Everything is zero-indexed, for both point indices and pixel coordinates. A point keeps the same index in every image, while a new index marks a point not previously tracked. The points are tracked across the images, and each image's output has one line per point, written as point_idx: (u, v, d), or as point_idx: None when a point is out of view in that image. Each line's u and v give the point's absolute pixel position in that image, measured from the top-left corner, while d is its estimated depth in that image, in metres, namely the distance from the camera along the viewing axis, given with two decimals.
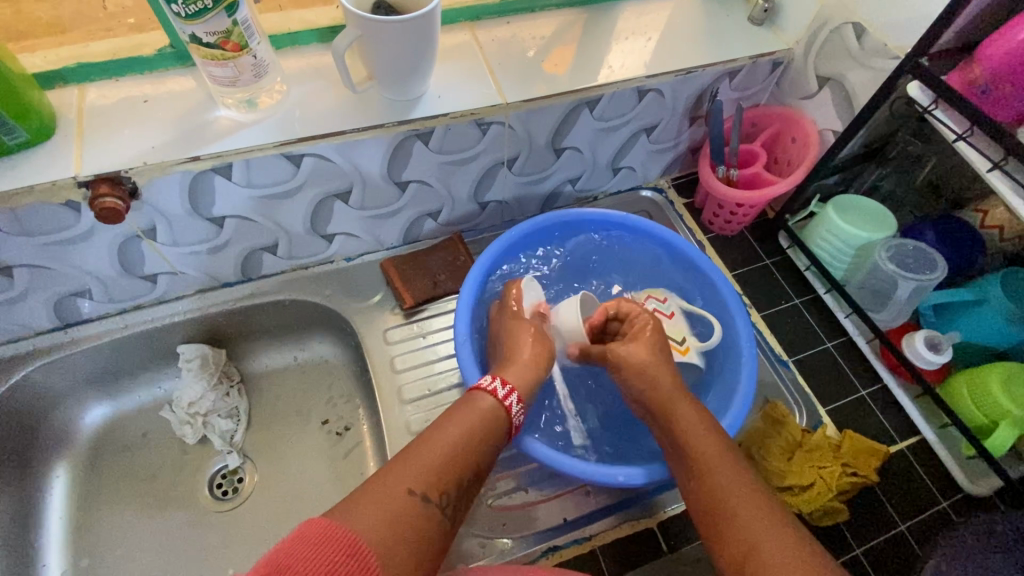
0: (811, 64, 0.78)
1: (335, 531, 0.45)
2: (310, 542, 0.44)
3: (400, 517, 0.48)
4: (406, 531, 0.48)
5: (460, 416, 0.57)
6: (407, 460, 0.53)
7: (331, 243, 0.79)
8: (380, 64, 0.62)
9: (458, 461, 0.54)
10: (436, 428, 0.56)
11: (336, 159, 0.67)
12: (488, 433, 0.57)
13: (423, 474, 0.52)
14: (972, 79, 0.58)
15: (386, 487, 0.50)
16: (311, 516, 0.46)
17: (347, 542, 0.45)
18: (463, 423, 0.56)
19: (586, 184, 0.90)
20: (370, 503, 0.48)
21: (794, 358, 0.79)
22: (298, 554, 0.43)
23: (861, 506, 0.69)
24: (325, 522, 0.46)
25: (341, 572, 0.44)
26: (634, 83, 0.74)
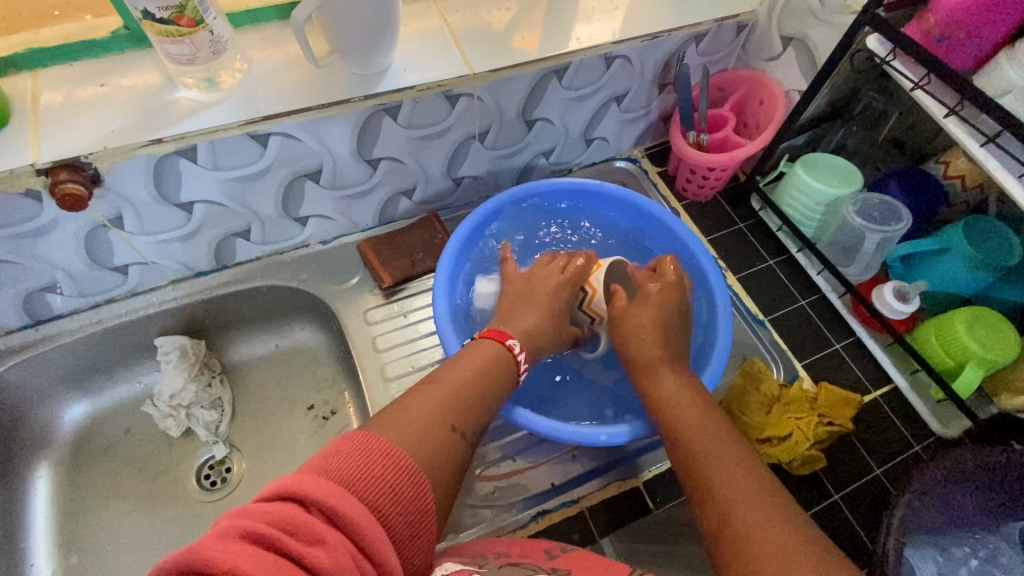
0: (775, 25, 0.79)
1: (388, 449, 0.47)
2: (363, 453, 0.45)
3: (441, 446, 0.51)
4: (450, 460, 0.51)
5: (485, 361, 0.60)
6: (448, 396, 0.55)
7: (305, 226, 0.79)
8: (342, 37, 0.61)
9: (486, 402, 0.57)
10: (472, 370, 0.58)
11: (304, 138, 0.66)
12: (507, 381, 0.61)
13: (459, 412, 0.54)
14: (928, 29, 0.59)
15: (430, 416, 0.52)
16: (360, 431, 0.47)
17: (400, 459, 0.47)
18: (490, 367, 0.60)
19: (560, 156, 0.90)
20: (418, 430, 0.50)
21: (770, 317, 0.81)
22: (356, 463, 0.44)
23: (838, 454, 0.71)
24: (378, 439, 0.47)
25: (404, 490, 0.45)
26: (602, 50, 0.74)
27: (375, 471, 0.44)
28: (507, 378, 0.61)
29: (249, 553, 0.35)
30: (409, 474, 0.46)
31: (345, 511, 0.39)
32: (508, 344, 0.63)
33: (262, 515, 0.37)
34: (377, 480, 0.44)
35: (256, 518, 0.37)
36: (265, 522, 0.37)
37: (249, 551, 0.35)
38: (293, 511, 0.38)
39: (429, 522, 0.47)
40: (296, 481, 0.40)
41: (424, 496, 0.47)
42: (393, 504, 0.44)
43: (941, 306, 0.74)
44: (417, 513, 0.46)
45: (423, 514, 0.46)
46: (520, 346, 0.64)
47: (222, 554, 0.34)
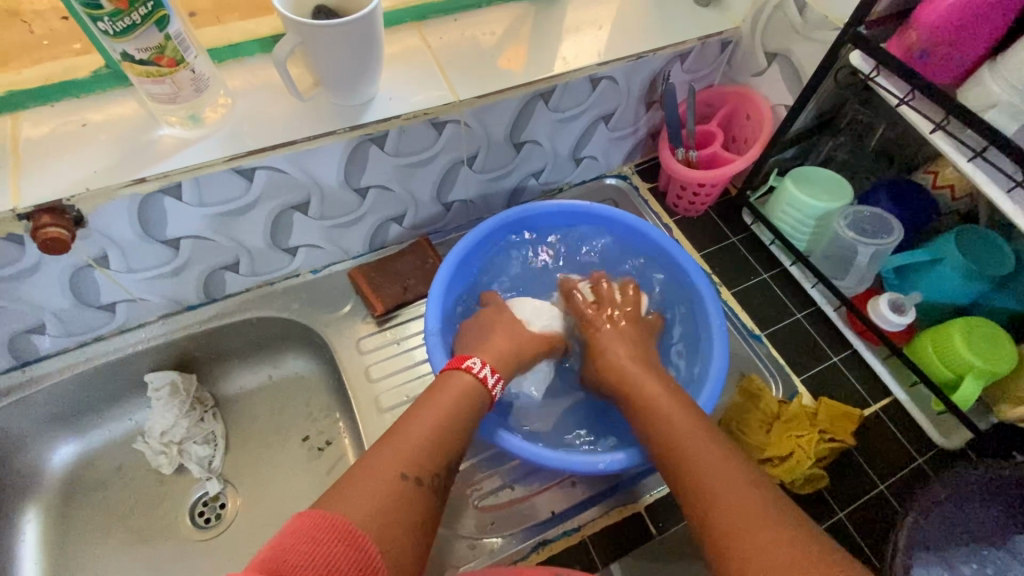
0: (758, 42, 0.79)
1: (339, 526, 0.43)
2: (314, 538, 0.41)
3: (389, 498, 0.46)
4: (407, 509, 0.46)
5: (440, 395, 0.56)
6: (398, 442, 0.51)
7: (294, 256, 0.78)
8: (325, 70, 0.61)
9: (441, 440, 0.52)
10: (425, 407, 0.54)
11: (290, 170, 0.65)
12: (473, 411, 0.56)
13: (415, 456, 0.50)
14: (910, 45, 0.59)
15: (375, 471, 0.48)
16: (309, 510, 0.44)
17: (353, 536, 0.43)
18: (445, 402, 0.55)
19: (550, 176, 0.90)
20: (362, 490, 0.46)
21: (766, 332, 0.81)
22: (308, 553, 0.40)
23: (841, 472, 0.70)
24: (315, 516, 0.43)
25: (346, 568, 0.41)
26: (587, 72, 0.74)
27: (330, 558, 0.40)
28: (468, 409, 0.56)
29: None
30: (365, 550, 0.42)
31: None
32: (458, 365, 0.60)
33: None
34: (334, 566, 0.40)
35: None
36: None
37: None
38: None
39: None
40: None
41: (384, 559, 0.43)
42: None
43: (936, 317, 0.74)
44: None
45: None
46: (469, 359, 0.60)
47: None
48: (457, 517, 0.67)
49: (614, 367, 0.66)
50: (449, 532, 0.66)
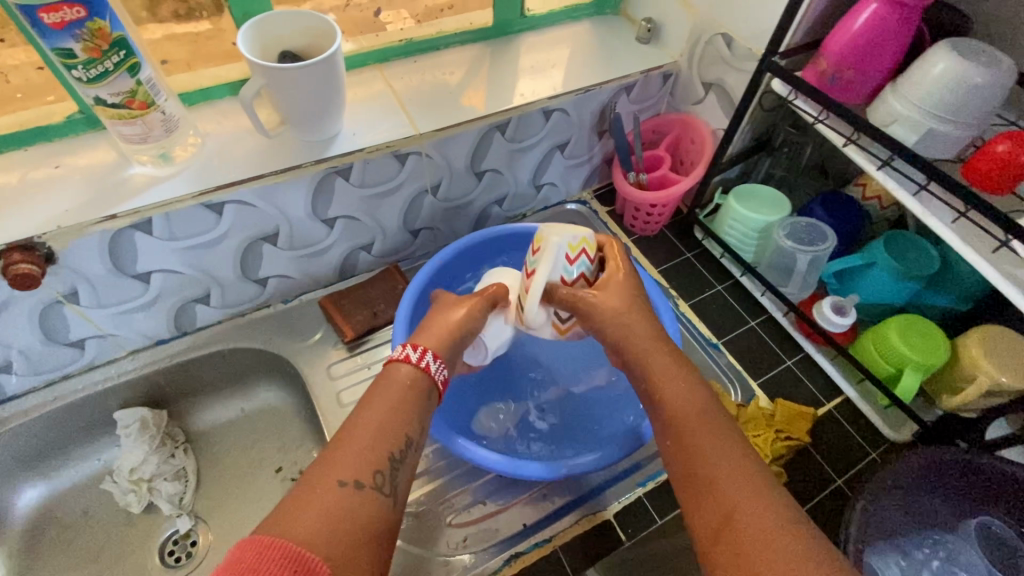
0: (695, 73, 0.87)
1: (287, 548, 0.37)
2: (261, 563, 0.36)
3: (336, 509, 0.42)
4: (354, 519, 0.42)
5: (377, 392, 0.51)
6: (339, 449, 0.46)
7: (265, 287, 0.80)
8: (290, 109, 0.65)
9: (384, 436, 0.48)
10: (367, 405, 0.50)
11: (258, 203, 0.69)
12: (415, 399, 0.52)
13: (354, 460, 0.45)
14: (821, 71, 0.66)
15: (313, 485, 0.43)
16: (251, 537, 0.37)
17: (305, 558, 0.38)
18: (384, 397, 0.50)
19: (513, 203, 0.95)
20: (300, 509, 0.41)
21: (723, 340, 0.85)
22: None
23: (801, 469, 0.73)
24: (252, 544, 0.37)
25: None
26: (540, 105, 0.80)
27: None
28: (414, 401, 0.51)
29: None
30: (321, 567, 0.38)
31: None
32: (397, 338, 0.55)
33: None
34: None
35: None
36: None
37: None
38: None
39: None
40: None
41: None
42: None
43: (876, 317, 0.79)
44: None
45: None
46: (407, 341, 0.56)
47: None
48: (430, 535, 0.68)
49: (638, 369, 0.56)
50: (422, 551, 0.66)
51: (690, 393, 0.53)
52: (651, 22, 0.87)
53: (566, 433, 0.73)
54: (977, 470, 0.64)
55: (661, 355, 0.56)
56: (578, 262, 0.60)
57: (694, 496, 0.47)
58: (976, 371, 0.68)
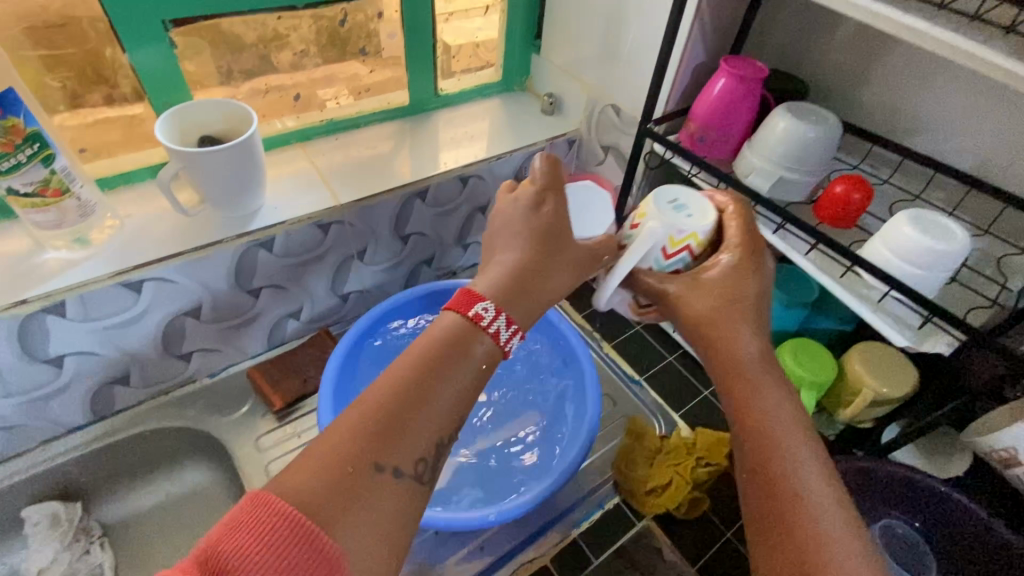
0: (595, 139, 0.97)
1: (294, 524, 0.34)
2: (256, 536, 0.33)
3: (358, 489, 0.37)
4: (375, 513, 0.37)
5: (433, 355, 0.42)
6: (382, 419, 0.40)
7: (189, 363, 0.80)
8: (208, 188, 0.68)
9: (430, 419, 0.41)
10: (422, 364, 0.42)
11: (179, 280, 0.70)
12: (466, 377, 0.43)
13: (395, 439, 0.39)
14: (692, 133, 0.76)
15: (349, 455, 0.38)
16: (262, 491, 0.36)
17: (313, 539, 0.34)
18: (433, 366, 0.42)
19: (441, 263, 0.99)
20: (333, 485, 0.37)
21: (645, 376, 0.91)
22: (252, 552, 0.33)
23: (721, 492, 0.79)
24: (268, 510, 0.34)
25: None
26: (455, 173, 0.87)
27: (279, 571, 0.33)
28: (475, 374, 0.43)
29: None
30: (325, 555, 0.34)
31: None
32: (477, 312, 0.45)
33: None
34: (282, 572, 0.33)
35: None
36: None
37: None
38: None
39: None
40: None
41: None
42: None
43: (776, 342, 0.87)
44: None
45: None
46: (495, 309, 0.45)
47: None
48: None
49: (725, 394, 0.51)
50: None
51: (790, 427, 0.48)
52: (552, 97, 0.98)
53: (509, 473, 0.75)
54: (911, 485, 0.70)
55: (766, 376, 0.50)
56: (675, 257, 0.55)
57: (771, 544, 0.44)
58: (861, 385, 0.76)
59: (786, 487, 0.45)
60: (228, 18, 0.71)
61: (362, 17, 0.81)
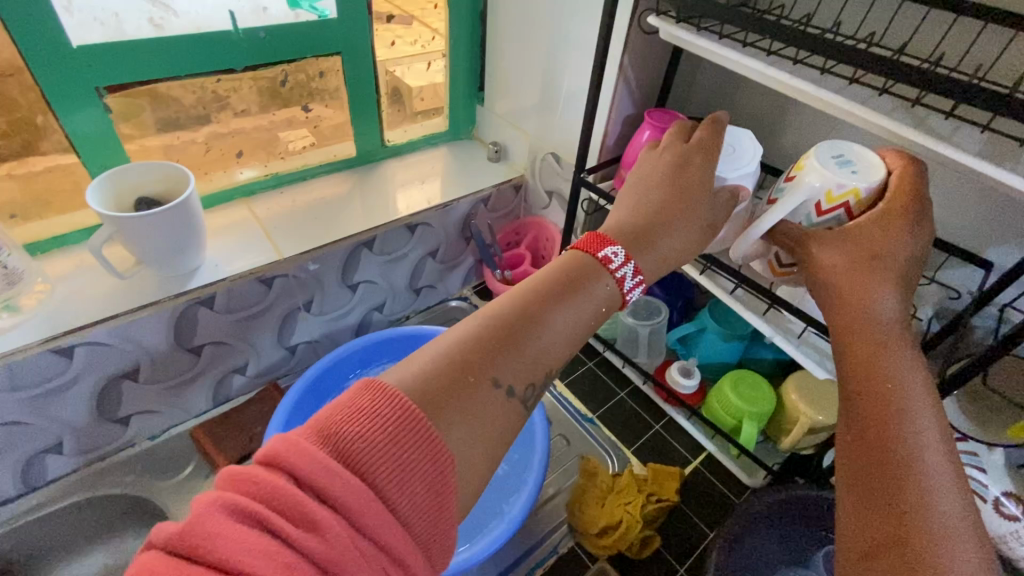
0: (539, 183, 1.01)
1: (408, 412, 0.35)
2: (365, 416, 0.34)
3: (466, 393, 0.38)
4: (478, 418, 0.38)
5: (554, 291, 0.44)
6: (499, 331, 0.41)
7: (127, 426, 0.77)
8: (143, 250, 0.68)
9: (537, 351, 0.42)
10: (537, 295, 0.44)
11: (114, 342, 0.69)
12: (580, 314, 0.45)
13: (508, 360, 0.41)
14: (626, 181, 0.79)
15: (469, 367, 0.39)
16: (375, 380, 0.37)
17: (424, 433, 0.35)
18: (551, 300, 0.44)
19: (392, 308, 1.00)
20: (450, 394, 0.38)
21: (598, 414, 0.92)
22: (361, 431, 0.34)
23: (674, 528, 0.79)
24: (388, 399, 0.35)
25: (416, 473, 0.34)
26: (402, 222, 0.89)
27: (396, 460, 0.34)
28: (588, 317, 0.45)
29: (191, 540, 0.28)
30: (431, 452, 0.35)
31: (338, 493, 0.31)
32: (606, 256, 0.47)
33: (232, 480, 0.31)
34: (392, 456, 0.34)
35: (243, 492, 0.30)
36: (239, 492, 0.31)
37: (193, 533, 0.29)
38: (273, 482, 0.31)
39: (439, 526, 0.35)
40: (289, 441, 0.32)
41: (446, 485, 0.36)
42: (397, 488, 0.33)
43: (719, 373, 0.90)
44: (430, 510, 0.35)
45: (442, 519, 0.35)
46: (624, 256, 0.48)
47: (218, 528, 0.29)
48: None
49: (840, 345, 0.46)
50: None
51: (909, 383, 0.42)
52: (497, 145, 1.02)
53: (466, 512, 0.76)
54: None
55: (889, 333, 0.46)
56: (831, 212, 0.52)
57: (863, 474, 0.40)
58: (798, 413, 0.79)
59: (896, 423, 0.40)
60: (165, 82, 0.72)
61: (302, 77, 0.83)
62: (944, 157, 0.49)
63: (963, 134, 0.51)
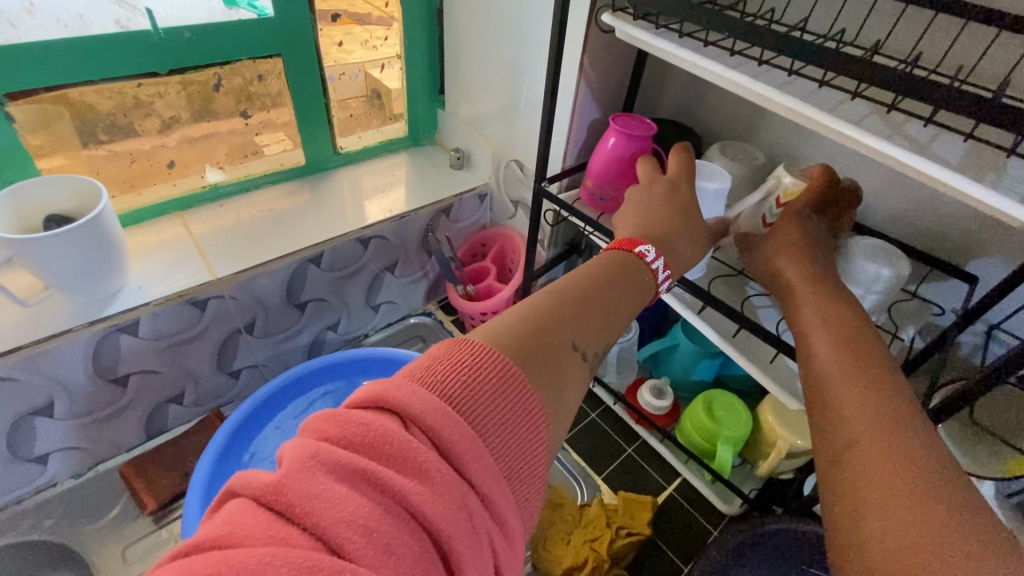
0: (503, 192, 0.95)
1: (506, 366, 0.32)
2: (467, 364, 0.32)
3: (555, 355, 0.36)
4: (563, 380, 0.35)
5: (609, 269, 0.43)
6: (571, 297, 0.39)
7: (46, 465, 0.70)
8: (49, 275, 0.61)
9: (604, 317, 0.40)
10: (603, 270, 0.43)
11: (20, 377, 0.62)
12: (632, 287, 0.43)
13: (582, 320, 0.38)
14: (592, 192, 0.73)
15: (547, 325, 0.36)
16: (468, 335, 0.34)
17: (520, 389, 0.33)
18: (605, 273, 0.42)
19: (348, 326, 0.94)
20: (532, 347, 0.35)
21: (566, 437, 0.87)
22: (461, 382, 0.31)
23: (645, 562, 0.74)
24: (481, 348, 0.33)
25: (510, 418, 0.32)
26: (352, 236, 0.82)
27: (490, 402, 0.31)
28: (640, 293, 0.44)
29: (293, 494, 0.25)
30: (528, 410, 0.32)
31: (441, 436, 0.28)
32: (641, 252, 0.45)
33: (327, 426, 0.28)
34: (494, 409, 0.31)
35: (344, 444, 0.27)
36: (338, 442, 0.27)
37: (293, 487, 0.25)
38: (383, 428, 0.28)
39: (527, 478, 0.33)
40: (392, 389, 0.29)
41: (540, 443, 0.33)
42: (490, 430, 0.31)
43: (693, 391, 0.85)
44: (519, 458, 0.32)
45: (533, 480, 0.33)
46: (655, 252, 0.46)
47: (317, 487, 0.25)
48: None
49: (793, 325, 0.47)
50: None
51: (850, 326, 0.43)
52: (459, 151, 0.96)
53: None
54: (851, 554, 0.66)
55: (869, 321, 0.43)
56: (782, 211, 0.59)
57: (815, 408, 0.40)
58: (775, 436, 0.74)
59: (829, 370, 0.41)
60: (77, 87, 0.65)
61: (239, 80, 0.77)
62: (902, 167, 0.44)
63: (942, 141, 0.47)
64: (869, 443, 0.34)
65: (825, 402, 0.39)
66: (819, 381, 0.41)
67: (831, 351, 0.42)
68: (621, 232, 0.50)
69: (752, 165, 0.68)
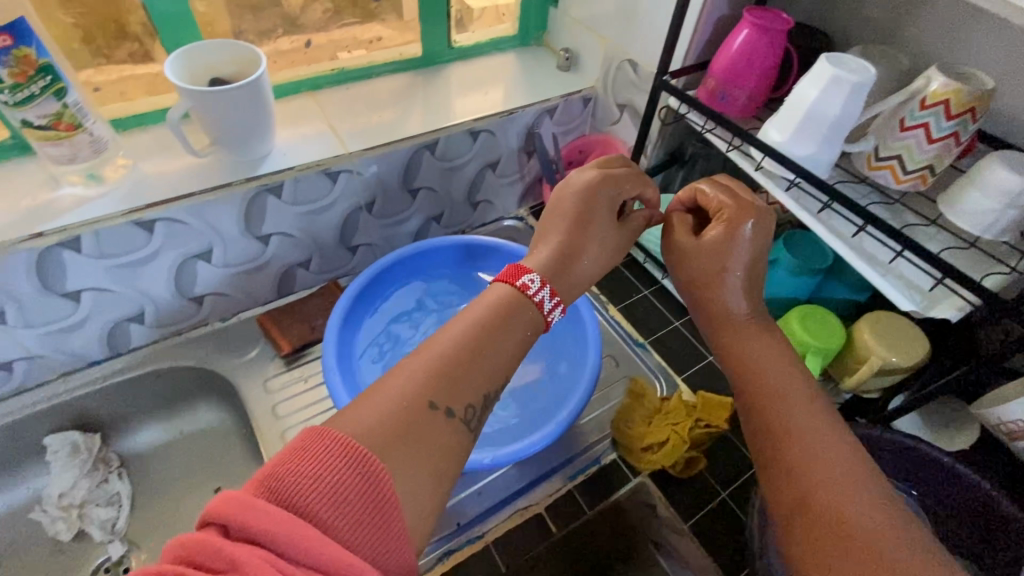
0: (610, 97, 0.95)
1: (338, 450, 0.37)
2: (303, 459, 0.36)
3: (409, 426, 0.41)
4: (419, 441, 0.41)
5: (475, 317, 0.48)
6: (439, 365, 0.45)
7: (201, 305, 0.82)
8: (215, 129, 0.68)
9: (474, 373, 0.45)
10: (486, 318, 0.48)
11: (189, 221, 0.71)
12: (508, 334, 0.48)
13: (441, 380, 0.44)
14: (711, 90, 0.71)
15: (404, 392, 0.42)
16: (314, 428, 0.39)
17: (357, 466, 0.37)
18: (473, 326, 0.47)
19: (450, 219, 1.00)
20: (383, 415, 0.41)
21: (650, 339, 0.90)
22: (290, 475, 0.35)
23: (719, 454, 0.79)
24: (320, 440, 0.38)
25: (349, 492, 0.36)
26: (465, 126, 0.86)
27: (329, 478, 0.36)
28: (518, 340, 0.48)
29: None
30: (363, 483, 0.37)
31: (262, 527, 0.32)
32: (523, 283, 0.50)
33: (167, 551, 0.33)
34: (324, 490, 0.35)
35: (178, 557, 0.32)
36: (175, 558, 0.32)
37: None
38: (205, 537, 0.32)
39: (383, 538, 0.37)
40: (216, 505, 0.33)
41: (386, 510, 0.37)
42: (327, 505, 0.35)
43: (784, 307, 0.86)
44: (372, 518, 0.37)
45: (384, 540, 0.37)
46: (540, 281, 0.51)
47: None
48: None
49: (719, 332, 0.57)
50: None
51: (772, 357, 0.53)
52: (568, 51, 0.96)
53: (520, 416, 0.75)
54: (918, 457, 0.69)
55: None
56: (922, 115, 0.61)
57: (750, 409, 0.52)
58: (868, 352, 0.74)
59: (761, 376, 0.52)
60: None
61: None
62: None
63: None
64: (796, 436, 0.48)
65: (759, 402, 0.51)
66: (751, 390, 0.52)
67: (751, 374, 0.53)
68: (575, 213, 0.57)
69: (893, 68, 0.65)
